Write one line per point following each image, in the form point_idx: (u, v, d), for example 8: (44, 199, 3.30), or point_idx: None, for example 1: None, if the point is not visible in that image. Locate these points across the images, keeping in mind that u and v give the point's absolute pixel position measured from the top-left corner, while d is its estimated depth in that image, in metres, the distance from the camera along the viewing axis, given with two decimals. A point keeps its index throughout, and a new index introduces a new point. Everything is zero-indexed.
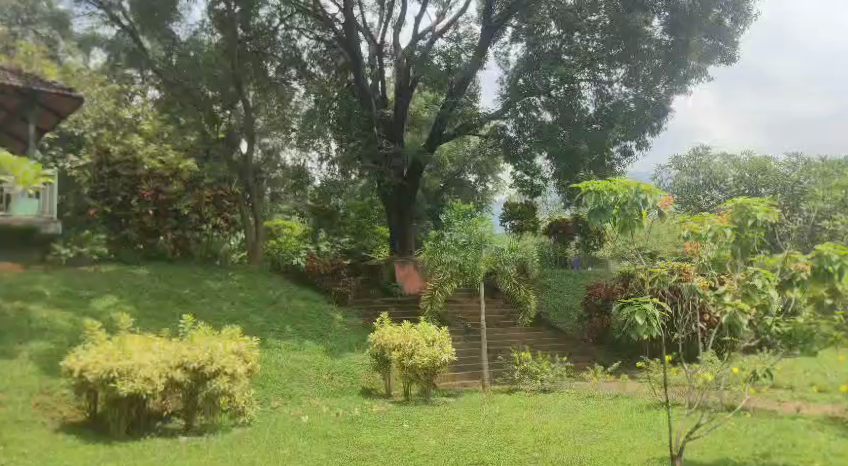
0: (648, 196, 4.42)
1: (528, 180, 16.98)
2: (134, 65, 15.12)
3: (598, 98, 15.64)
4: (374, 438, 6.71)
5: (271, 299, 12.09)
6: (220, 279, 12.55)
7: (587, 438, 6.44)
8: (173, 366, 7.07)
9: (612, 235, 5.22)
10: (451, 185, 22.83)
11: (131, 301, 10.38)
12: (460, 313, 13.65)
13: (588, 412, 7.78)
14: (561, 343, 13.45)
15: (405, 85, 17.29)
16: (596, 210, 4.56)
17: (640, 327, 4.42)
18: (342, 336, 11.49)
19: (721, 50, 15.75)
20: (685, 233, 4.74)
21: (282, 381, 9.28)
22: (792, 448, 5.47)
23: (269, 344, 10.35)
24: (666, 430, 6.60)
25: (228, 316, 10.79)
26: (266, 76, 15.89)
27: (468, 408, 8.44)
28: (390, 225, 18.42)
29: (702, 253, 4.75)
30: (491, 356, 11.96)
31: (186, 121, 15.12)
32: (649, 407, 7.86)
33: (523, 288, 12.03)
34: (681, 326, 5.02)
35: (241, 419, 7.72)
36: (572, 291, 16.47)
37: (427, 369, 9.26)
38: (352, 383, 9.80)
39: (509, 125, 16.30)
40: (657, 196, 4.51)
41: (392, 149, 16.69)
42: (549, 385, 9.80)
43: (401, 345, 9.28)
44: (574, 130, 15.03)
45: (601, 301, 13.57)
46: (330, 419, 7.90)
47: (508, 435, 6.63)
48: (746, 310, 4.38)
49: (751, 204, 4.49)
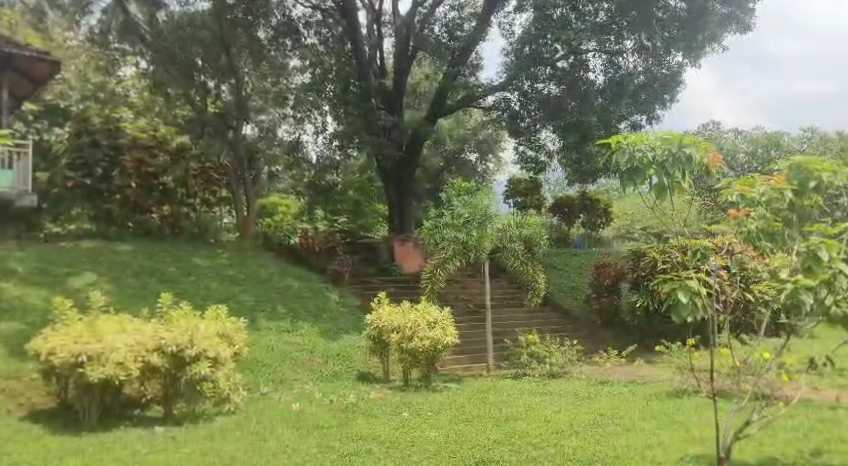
0: (696, 152, 3.70)
1: (533, 155, 16.27)
2: (126, 41, 13.75)
3: (606, 67, 14.61)
4: (372, 430, 6.08)
5: (262, 278, 11.44)
6: (208, 257, 11.87)
7: (607, 430, 5.83)
8: (149, 349, 6.39)
9: (644, 200, 4.47)
10: (451, 165, 22.07)
11: (111, 279, 9.73)
12: (462, 294, 13.04)
13: (602, 401, 7.15)
14: (568, 326, 12.88)
15: (405, 56, 16.55)
16: (629, 168, 3.80)
17: (682, 309, 3.79)
18: (338, 317, 10.85)
19: (739, 18, 14.76)
20: (734, 198, 4.03)
21: (273, 365, 8.67)
22: (841, 445, 4.86)
23: (259, 325, 9.70)
24: (694, 422, 5.99)
25: (216, 296, 10.13)
26: (261, 50, 14.08)
27: (472, 395, 7.83)
28: (389, 202, 17.76)
29: (749, 219, 4.06)
30: (495, 339, 11.36)
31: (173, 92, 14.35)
32: (669, 395, 7.24)
33: (530, 268, 11.29)
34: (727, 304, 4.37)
35: (227, 408, 7.05)
36: (579, 271, 15.86)
37: (429, 353, 8.63)
38: (348, 367, 9.17)
39: (513, 98, 15.46)
40: (702, 150, 3.80)
41: (391, 121, 15.69)
42: (558, 370, 9.19)
43: (400, 327, 8.65)
44: (583, 101, 14.32)
45: (610, 282, 12.90)
46: (324, 407, 7.26)
47: (521, 428, 5.97)
48: (811, 287, 3.68)
49: (811, 163, 3.82)
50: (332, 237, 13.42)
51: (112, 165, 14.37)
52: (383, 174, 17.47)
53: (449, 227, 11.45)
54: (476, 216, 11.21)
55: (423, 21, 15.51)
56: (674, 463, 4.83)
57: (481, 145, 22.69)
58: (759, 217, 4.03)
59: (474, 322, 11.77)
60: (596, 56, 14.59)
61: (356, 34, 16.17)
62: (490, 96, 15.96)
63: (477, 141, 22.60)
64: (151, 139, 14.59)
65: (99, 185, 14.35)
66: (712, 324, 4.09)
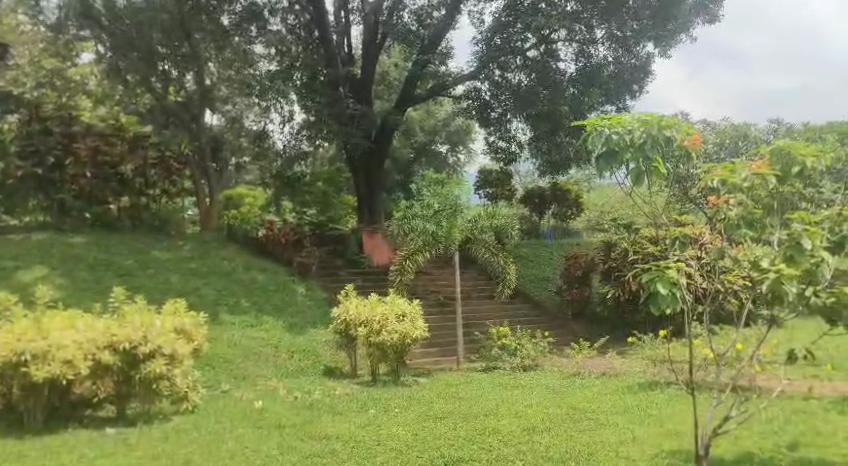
0: (676, 136, 3.48)
1: (504, 146, 16.04)
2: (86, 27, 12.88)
3: (577, 56, 14.42)
4: (334, 429, 5.81)
5: (225, 271, 11.05)
6: (168, 249, 11.41)
7: (579, 426, 5.66)
8: (100, 346, 6.03)
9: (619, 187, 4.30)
10: (422, 156, 21.95)
11: (63, 273, 9.27)
12: (432, 286, 12.80)
13: (575, 394, 6.99)
14: (540, 317, 12.77)
15: (374, 43, 16.17)
16: (604, 153, 3.60)
17: (661, 300, 3.59)
18: (304, 311, 10.53)
19: (706, 9, 14.78)
20: (715, 185, 3.79)
21: (235, 361, 8.34)
22: (816, 438, 4.76)
23: (221, 320, 9.34)
24: (668, 415, 5.86)
25: (175, 289, 9.74)
26: (227, 36, 13.25)
27: (441, 390, 7.63)
28: (358, 193, 17.41)
29: (729, 206, 3.87)
30: (465, 332, 11.16)
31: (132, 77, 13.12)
32: (641, 387, 7.12)
33: (501, 259, 11.22)
34: (706, 296, 4.17)
35: (184, 407, 6.71)
36: (550, 262, 15.77)
37: (397, 347, 8.38)
38: (314, 362, 8.88)
39: (483, 87, 15.16)
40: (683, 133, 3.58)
41: (360, 110, 15.18)
42: (529, 362, 9.04)
43: (367, 321, 8.39)
44: (555, 91, 14.15)
45: (582, 272, 12.91)
46: (286, 405, 6.97)
47: (492, 425, 5.77)
48: (794, 277, 3.48)
49: (796, 146, 3.71)
50: (298, 229, 13.04)
51: (65, 153, 13.69)
52: (351, 164, 17.08)
53: (416, 216, 10.80)
54: (447, 205, 10.66)
55: (393, 9, 15.13)
56: (648, 459, 4.68)
57: (451, 136, 22.29)
58: (741, 207, 3.84)
59: (443, 314, 11.54)
60: (565, 45, 14.38)
61: (323, 21, 15.68)
62: (461, 85, 15.68)
63: (447, 133, 22.23)
64: (110, 127, 14.01)
65: (51, 175, 13.68)
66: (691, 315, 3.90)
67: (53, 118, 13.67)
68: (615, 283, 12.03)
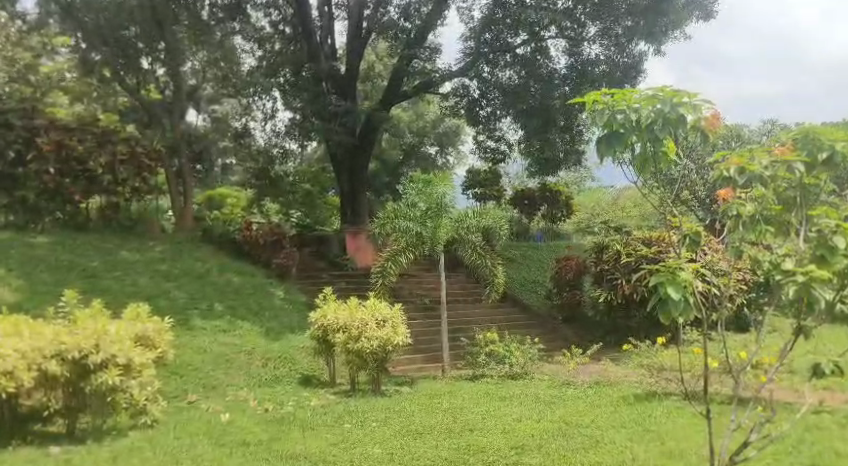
0: (697, 110, 2.96)
1: (493, 145, 15.77)
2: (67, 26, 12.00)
3: (568, 52, 13.83)
4: (306, 446, 5.30)
5: (198, 273, 10.48)
6: (138, 250, 10.82)
7: (571, 443, 5.18)
8: (48, 355, 5.41)
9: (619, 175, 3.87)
10: (411, 158, 21.39)
11: (21, 275, 8.69)
12: (418, 288, 12.34)
13: (567, 406, 6.52)
14: (530, 321, 12.36)
15: (358, 40, 15.67)
16: (608, 134, 3.06)
17: (671, 305, 3.12)
18: (282, 315, 9.98)
19: (701, 5, 14.38)
20: (730, 174, 3.34)
21: (205, 369, 7.79)
22: (837, 459, 4.31)
23: (192, 325, 8.78)
24: (668, 432, 5.38)
25: (143, 293, 9.17)
26: (211, 32, 12.70)
27: (424, 401, 7.13)
28: (341, 193, 16.89)
29: (742, 200, 3.41)
30: (451, 337, 10.68)
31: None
32: (638, 398, 6.66)
33: (489, 261, 10.70)
34: (720, 300, 3.71)
35: (142, 421, 6.16)
36: (539, 265, 15.34)
37: (378, 355, 7.86)
38: (290, 370, 8.36)
39: (473, 85, 14.82)
40: (705, 107, 3.05)
41: (343, 106, 14.68)
42: (518, 371, 8.55)
43: (346, 326, 7.87)
44: (546, 85, 13.58)
45: (573, 276, 12.47)
46: (255, 418, 6.44)
47: (477, 442, 5.27)
48: (827, 279, 3.00)
49: (827, 131, 3.23)
50: (277, 229, 12.47)
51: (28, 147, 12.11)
52: (334, 162, 16.56)
53: (393, 217, 10.37)
54: (432, 208, 10.20)
55: (378, 4, 14.71)
56: None
57: (441, 138, 21.91)
58: (754, 204, 3.42)
59: (429, 318, 11.05)
60: (555, 43, 13.88)
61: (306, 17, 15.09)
62: (448, 82, 15.08)
63: (437, 135, 21.84)
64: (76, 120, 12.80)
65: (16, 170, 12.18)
66: (705, 322, 3.41)
67: (14, 109, 12.21)
68: (607, 285, 11.55)
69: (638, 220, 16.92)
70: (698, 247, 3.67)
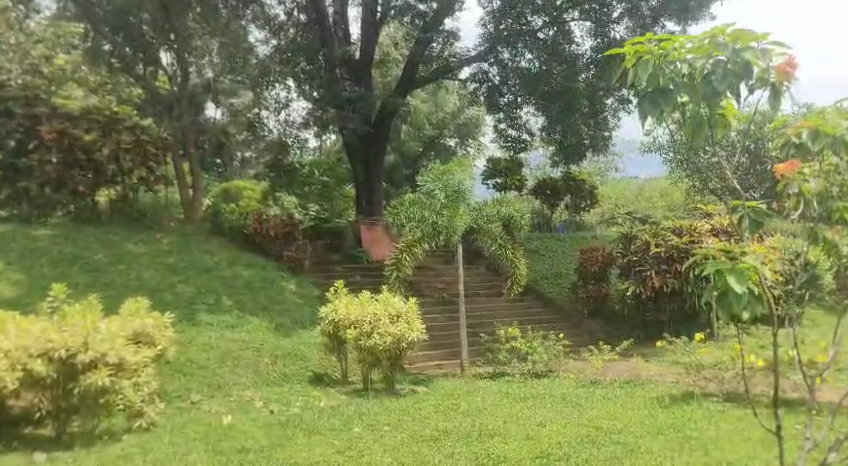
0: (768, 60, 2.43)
1: (514, 134, 15.22)
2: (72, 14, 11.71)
3: (594, 34, 13.12)
4: (310, 454, 4.86)
5: (207, 266, 10.08)
6: (145, 242, 10.47)
7: (603, 454, 4.62)
8: (34, 355, 5.02)
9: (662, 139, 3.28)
10: (430, 151, 20.95)
11: (21, 269, 8.40)
12: (436, 283, 11.80)
13: (597, 409, 5.99)
14: (553, 316, 11.83)
15: (373, 23, 15.13)
16: (654, 91, 2.59)
17: (732, 299, 2.57)
18: (293, 310, 9.56)
19: None
20: (805, 138, 2.74)
21: (210, 367, 7.38)
22: None
23: (198, 320, 8.38)
24: (710, 441, 4.81)
25: (148, 287, 8.81)
26: (218, 16, 12.19)
27: (441, 401, 6.64)
28: (356, 183, 16.38)
29: (805, 178, 2.89)
30: (470, 333, 10.16)
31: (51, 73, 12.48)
32: (674, 400, 6.10)
33: (508, 250, 10.20)
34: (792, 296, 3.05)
35: (138, 424, 5.75)
36: (563, 257, 14.76)
37: (391, 353, 7.37)
38: (301, 368, 7.93)
39: (492, 70, 14.03)
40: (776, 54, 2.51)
41: (357, 92, 13.80)
42: (542, 369, 8.04)
43: (358, 322, 7.39)
44: (569, 68, 12.86)
45: (599, 268, 11.76)
46: (259, 421, 6.00)
47: (497, 451, 4.75)
48: None
49: None
50: (289, 220, 12.02)
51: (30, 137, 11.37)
52: (349, 151, 16.00)
53: (411, 203, 9.91)
54: (448, 194, 9.64)
55: None
56: None
57: (460, 129, 21.41)
58: (822, 179, 2.88)
59: (447, 313, 10.53)
60: (579, 25, 13.25)
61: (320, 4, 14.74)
62: (467, 67, 14.47)
63: (456, 126, 21.31)
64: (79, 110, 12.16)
65: (16, 161, 11.32)
66: (775, 320, 2.84)
67: (17, 97, 11.38)
68: (636, 278, 10.93)
69: (664, 212, 16.31)
70: (758, 229, 2.98)
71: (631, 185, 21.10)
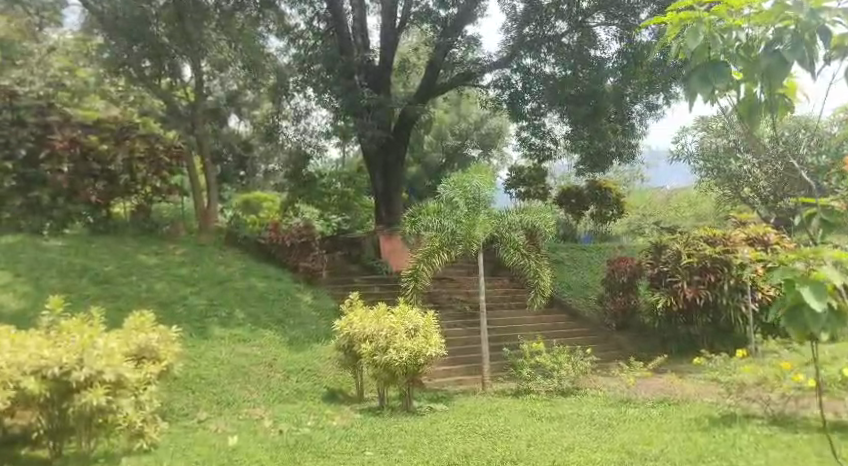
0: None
1: (538, 143, 14.60)
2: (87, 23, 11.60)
3: (620, 37, 12.62)
4: None
5: (220, 278, 9.79)
6: (157, 253, 10.24)
7: None
8: (26, 373, 4.72)
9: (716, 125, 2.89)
10: (454, 162, 20.39)
11: (29, 282, 8.19)
12: (457, 294, 11.41)
13: (630, 432, 5.51)
14: (581, 328, 11.36)
15: (392, 27, 14.82)
16: (703, 66, 2.20)
17: (807, 318, 2.20)
18: (307, 323, 9.22)
19: None
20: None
21: (219, 384, 7.06)
22: None
23: (209, 334, 8.08)
24: None
25: (159, 300, 8.55)
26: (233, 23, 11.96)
27: (460, 421, 6.22)
28: (376, 192, 16.08)
29: None
30: (492, 347, 9.75)
31: (75, 85, 12.09)
32: (714, 423, 5.61)
33: (533, 261, 9.62)
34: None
35: (138, 445, 5.45)
36: (589, 267, 14.26)
37: (409, 369, 6.97)
38: (314, 384, 7.57)
39: (514, 77, 13.59)
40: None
41: (376, 99, 13.20)
42: (568, 385, 7.63)
43: (373, 335, 7.05)
44: (595, 71, 12.48)
45: (627, 279, 11.37)
46: (266, 443, 5.65)
47: None
48: None
49: None
50: (306, 230, 11.73)
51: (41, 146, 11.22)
52: (369, 160, 15.75)
53: (429, 213, 9.56)
54: (467, 201, 9.40)
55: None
56: None
57: (483, 139, 20.88)
58: None
59: (468, 326, 10.12)
60: (605, 29, 12.81)
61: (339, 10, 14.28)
62: (489, 73, 14.04)
63: (479, 136, 20.83)
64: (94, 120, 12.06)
65: (29, 171, 11.20)
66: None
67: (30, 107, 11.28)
68: (666, 289, 10.42)
69: (693, 222, 15.76)
70: (832, 231, 2.53)
71: (658, 195, 20.56)
